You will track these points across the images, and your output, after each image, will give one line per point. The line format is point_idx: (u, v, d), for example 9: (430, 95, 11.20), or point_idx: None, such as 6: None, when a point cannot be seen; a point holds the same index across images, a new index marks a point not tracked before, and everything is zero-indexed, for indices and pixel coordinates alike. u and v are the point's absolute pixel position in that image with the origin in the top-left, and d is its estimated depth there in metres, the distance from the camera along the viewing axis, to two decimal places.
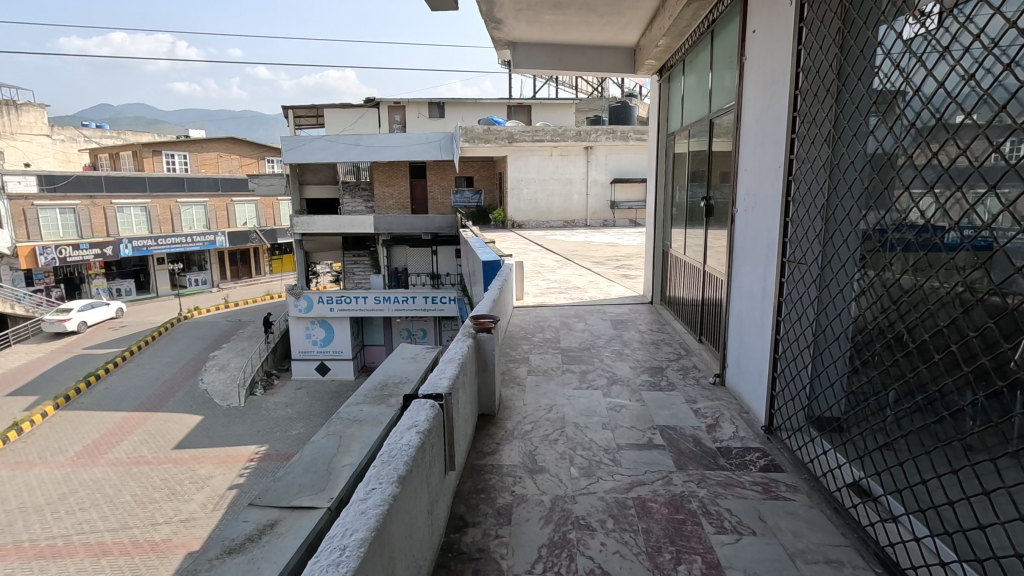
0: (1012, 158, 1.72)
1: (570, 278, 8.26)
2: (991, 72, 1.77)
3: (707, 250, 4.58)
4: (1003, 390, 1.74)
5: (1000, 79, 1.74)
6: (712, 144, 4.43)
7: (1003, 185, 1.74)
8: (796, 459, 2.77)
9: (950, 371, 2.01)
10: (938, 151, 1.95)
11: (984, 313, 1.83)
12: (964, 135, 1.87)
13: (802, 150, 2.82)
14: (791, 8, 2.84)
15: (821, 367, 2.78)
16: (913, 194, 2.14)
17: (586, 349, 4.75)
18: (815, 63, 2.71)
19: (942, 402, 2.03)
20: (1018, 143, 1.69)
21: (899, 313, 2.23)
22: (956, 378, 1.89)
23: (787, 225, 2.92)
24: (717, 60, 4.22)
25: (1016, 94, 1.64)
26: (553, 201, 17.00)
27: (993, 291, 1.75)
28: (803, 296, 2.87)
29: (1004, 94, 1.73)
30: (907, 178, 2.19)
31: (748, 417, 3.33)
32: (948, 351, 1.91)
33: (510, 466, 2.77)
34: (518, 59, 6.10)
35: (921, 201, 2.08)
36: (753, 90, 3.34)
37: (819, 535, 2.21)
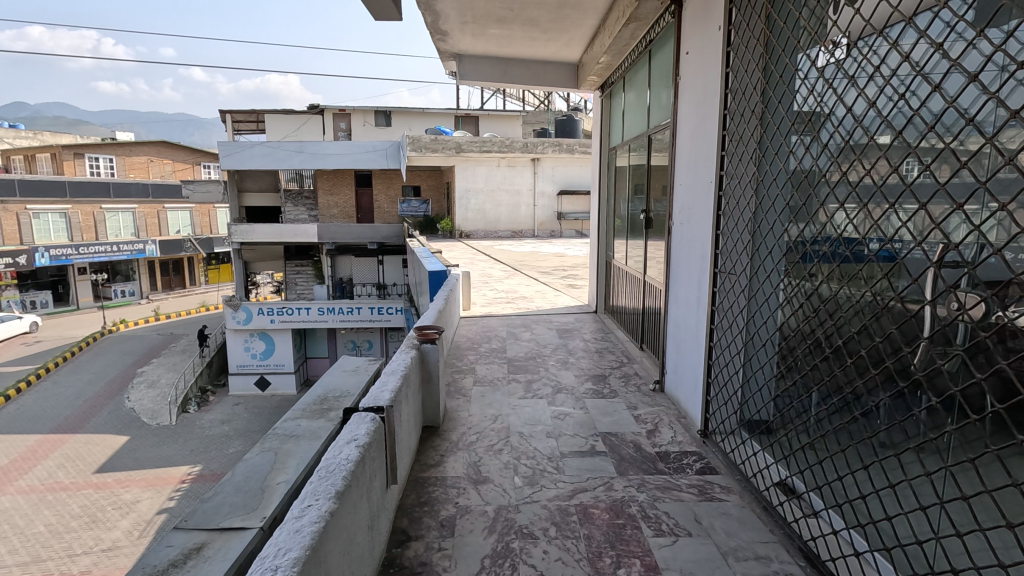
0: (909, 177, 1.90)
1: (518, 288, 8.35)
2: (890, 100, 1.96)
3: (647, 260, 4.74)
4: (905, 389, 1.90)
5: (898, 106, 1.92)
6: (651, 158, 4.61)
7: (905, 201, 1.91)
8: (729, 461, 2.90)
9: (862, 373, 2.18)
10: (849, 171, 2.12)
11: (890, 319, 2.00)
12: (869, 155, 2.05)
13: (731, 166, 2.98)
14: (719, 32, 3.02)
15: (750, 372, 2.94)
16: (828, 209, 2.32)
17: (531, 358, 4.81)
18: (740, 85, 2.89)
19: (856, 402, 2.19)
20: (916, 164, 1.87)
21: (818, 320, 2.40)
22: (866, 380, 2.05)
23: (718, 237, 3.07)
24: (654, 78, 4.40)
25: (910, 120, 1.82)
26: (501, 211, 17.19)
27: (896, 299, 1.92)
28: (733, 304, 3.02)
29: (901, 120, 1.92)
30: (822, 194, 2.37)
31: (685, 422, 3.46)
32: (860, 354, 2.07)
33: (454, 478, 2.76)
34: (464, 71, 6.15)
35: (834, 216, 2.26)
36: (687, 108, 3.51)
37: (749, 533, 2.31)
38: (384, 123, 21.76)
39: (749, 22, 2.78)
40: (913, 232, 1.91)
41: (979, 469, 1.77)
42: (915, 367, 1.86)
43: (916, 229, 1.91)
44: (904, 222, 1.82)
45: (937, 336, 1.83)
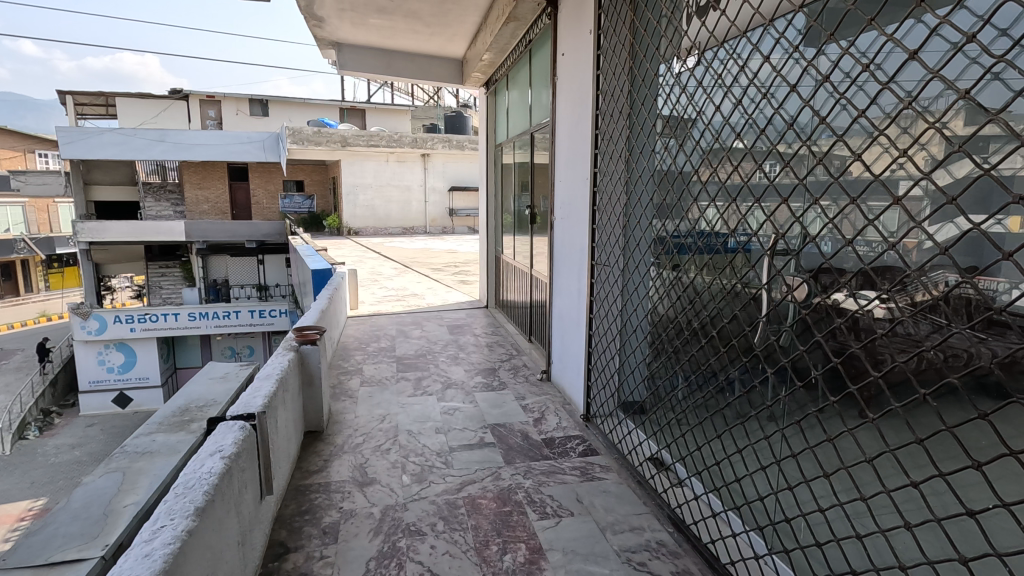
0: (754, 177, 2.13)
1: (409, 285, 8.23)
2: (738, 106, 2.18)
3: (533, 254, 4.89)
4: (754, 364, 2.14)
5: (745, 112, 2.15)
6: (534, 156, 4.75)
7: (749, 196, 2.16)
8: (608, 441, 3.08)
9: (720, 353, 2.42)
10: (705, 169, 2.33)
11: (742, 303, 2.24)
12: (723, 155, 2.27)
13: (604, 164, 3.14)
14: (590, 36, 3.17)
15: (626, 357, 3.14)
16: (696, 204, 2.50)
17: (422, 355, 4.76)
18: (609, 87, 3.06)
19: (715, 379, 2.42)
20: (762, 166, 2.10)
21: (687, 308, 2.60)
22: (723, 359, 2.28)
23: (595, 232, 3.23)
24: (535, 78, 4.54)
25: (755, 125, 2.04)
26: (391, 208, 17.03)
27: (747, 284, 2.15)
28: (609, 294, 3.20)
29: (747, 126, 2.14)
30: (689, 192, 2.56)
31: (569, 408, 3.62)
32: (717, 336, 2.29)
33: (338, 483, 2.65)
34: (344, 61, 5.89)
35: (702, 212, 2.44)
36: (565, 108, 3.65)
37: (625, 507, 2.47)
38: (260, 113, 20.28)
39: (616, 28, 2.95)
40: (757, 225, 2.15)
41: (807, 431, 2.05)
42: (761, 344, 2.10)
43: (759, 222, 2.16)
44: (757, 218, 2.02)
45: (775, 316, 2.09)
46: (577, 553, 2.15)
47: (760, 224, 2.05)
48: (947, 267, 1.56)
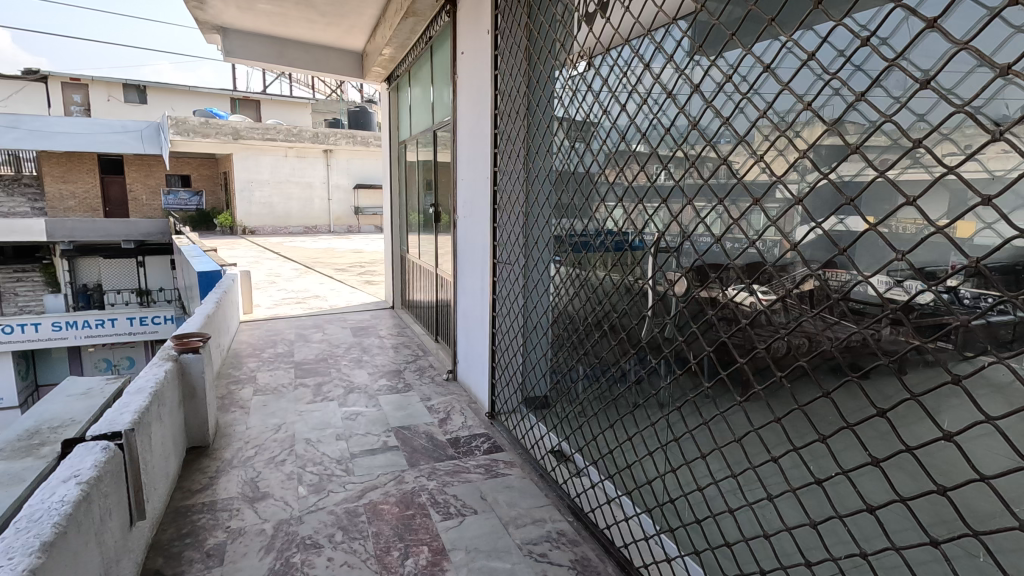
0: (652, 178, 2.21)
1: (310, 286, 7.85)
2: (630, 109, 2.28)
3: (437, 253, 4.86)
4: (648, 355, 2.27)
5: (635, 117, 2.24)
6: (437, 154, 4.70)
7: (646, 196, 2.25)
8: (512, 437, 3.13)
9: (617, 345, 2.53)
10: (602, 171, 2.42)
11: (637, 298, 2.36)
12: (619, 156, 2.37)
13: (504, 162, 3.16)
14: (488, 36, 3.20)
15: (530, 352, 3.19)
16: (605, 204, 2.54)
17: (322, 359, 4.56)
18: (507, 88, 3.10)
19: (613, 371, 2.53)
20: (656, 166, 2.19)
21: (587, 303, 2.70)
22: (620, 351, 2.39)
23: (496, 230, 3.25)
24: (436, 75, 4.50)
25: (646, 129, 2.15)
26: (291, 205, 16.20)
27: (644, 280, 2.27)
28: (511, 292, 3.24)
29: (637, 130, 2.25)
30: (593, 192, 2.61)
31: (475, 407, 3.63)
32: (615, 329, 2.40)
33: (226, 500, 2.47)
34: (231, 47, 5.47)
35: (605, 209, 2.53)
36: (465, 106, 3.65)
37: (528, 500, 2.51)
38: (137, 100, 18.34)
39: (512, 29, 3.00)
40: (658, 226, 2.26)
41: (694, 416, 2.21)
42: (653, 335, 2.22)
43: (657, 224, 2.27)
44: (649, 216, 2.13)
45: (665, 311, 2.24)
46: (480, 550, 2.15)
47: (656, 224, 2.17)
48: (815, 261, 1.73)
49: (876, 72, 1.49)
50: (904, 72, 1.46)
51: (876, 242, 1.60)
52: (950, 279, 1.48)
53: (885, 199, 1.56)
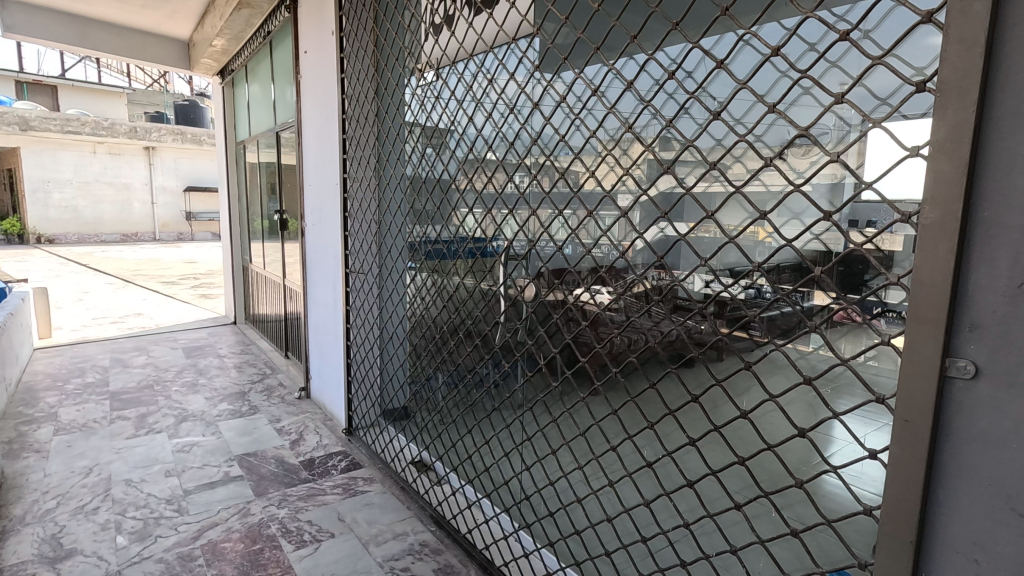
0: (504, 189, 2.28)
1: (129, 303, 6.83)
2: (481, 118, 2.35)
3: (284, 263, 4.53)
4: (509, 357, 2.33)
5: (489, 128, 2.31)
6: (281, 157, 4.39)
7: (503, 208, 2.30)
8: (371, 452, 3.02)
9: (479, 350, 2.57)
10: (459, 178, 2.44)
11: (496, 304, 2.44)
12: (474, 166, 2.41)
13: (354, 169, 3.05)
14: (332, 38, 3.08)
15: (388, 363, 3.11)
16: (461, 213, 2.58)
17: (146, 386, 3.99)
18: (355, 92, 3.00)
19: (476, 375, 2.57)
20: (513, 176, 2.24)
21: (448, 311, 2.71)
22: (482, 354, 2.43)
23: (347, 238, 3.12)
24: (277, 74, 4.21)
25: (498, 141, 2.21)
26: (103, 209, 13.97)
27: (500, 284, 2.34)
28: (364, 302, 3.12)
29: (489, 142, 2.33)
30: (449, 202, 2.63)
31: (331, 424, 3.45)
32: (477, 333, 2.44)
33: (16, 566, 2.05)
34: (11, 22, 4.56)
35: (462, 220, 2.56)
36: (310, 108, 3.46)
37: (389, 515, 2.45)
38: None
39: (357, 33, 2.92)
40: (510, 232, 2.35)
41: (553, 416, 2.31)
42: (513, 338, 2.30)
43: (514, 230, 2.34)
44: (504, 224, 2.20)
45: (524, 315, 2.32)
46: None
47: (513, 231, 2.24)
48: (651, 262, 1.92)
49: (680, 101, 1.70)
50: (702, 104, 1.70)
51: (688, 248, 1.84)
52: (748, 278, 1.74)
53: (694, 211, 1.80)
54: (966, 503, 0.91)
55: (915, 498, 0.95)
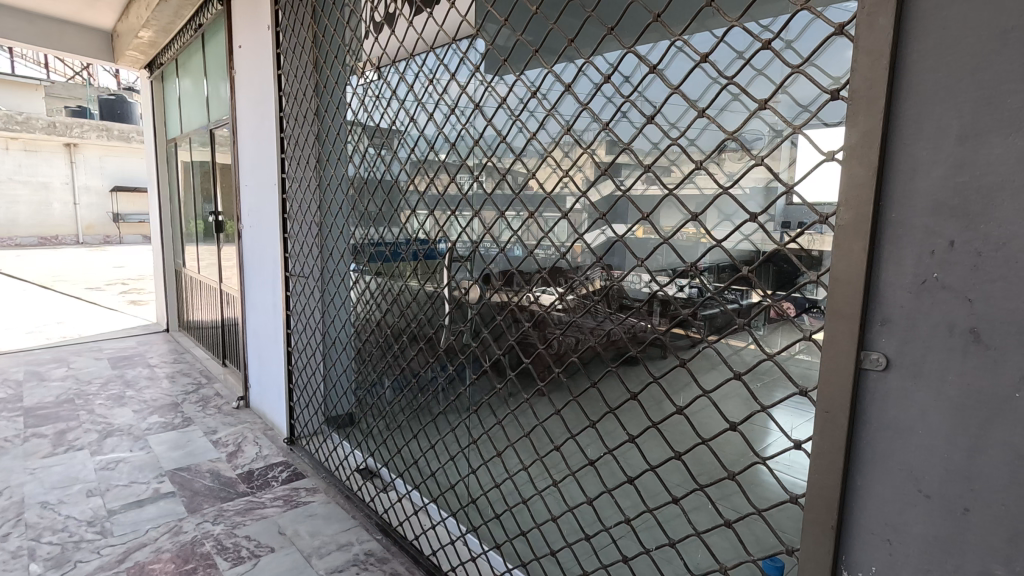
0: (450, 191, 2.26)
1: (47, 312, 6.34)
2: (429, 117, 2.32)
3: (220, 267, 4.32)
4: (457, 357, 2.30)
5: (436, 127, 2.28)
6: (215, 156, 4.19)
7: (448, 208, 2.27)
8: (314, 461, 2.93)
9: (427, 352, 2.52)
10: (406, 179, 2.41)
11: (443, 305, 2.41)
12: (422, 166, 2.37)
13: (293, 169, 2.94)
14: (268, 33, 2.96)
15: (332, 369, 3.02)
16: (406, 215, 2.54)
17: (66, 401, 3.72)
18: (293, 90, 2.90)
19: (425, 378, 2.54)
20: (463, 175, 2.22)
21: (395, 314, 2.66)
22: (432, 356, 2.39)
23: (287, 241, 3.01)
24: (210, 69, 4.02)
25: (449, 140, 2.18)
26: (17, 210, 12.93)
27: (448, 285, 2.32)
28: (306, 306, 3.02)
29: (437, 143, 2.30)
30: (392, 203, 2.58)
31: (271, 434, 3.31)
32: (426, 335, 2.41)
33: None
34: None
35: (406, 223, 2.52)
36: (246, 105, 3.31)
37: (333, 526, 2.38)
38: None
39: (295, 28, 2.82)
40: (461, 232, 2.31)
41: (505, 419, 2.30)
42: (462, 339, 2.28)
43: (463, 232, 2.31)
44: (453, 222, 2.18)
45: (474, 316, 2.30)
46: None
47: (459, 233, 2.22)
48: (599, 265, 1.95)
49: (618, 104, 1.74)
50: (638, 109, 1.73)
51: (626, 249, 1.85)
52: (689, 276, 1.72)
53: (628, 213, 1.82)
54: (880, 487, 0.96)
55: (834, 484, 1.00)
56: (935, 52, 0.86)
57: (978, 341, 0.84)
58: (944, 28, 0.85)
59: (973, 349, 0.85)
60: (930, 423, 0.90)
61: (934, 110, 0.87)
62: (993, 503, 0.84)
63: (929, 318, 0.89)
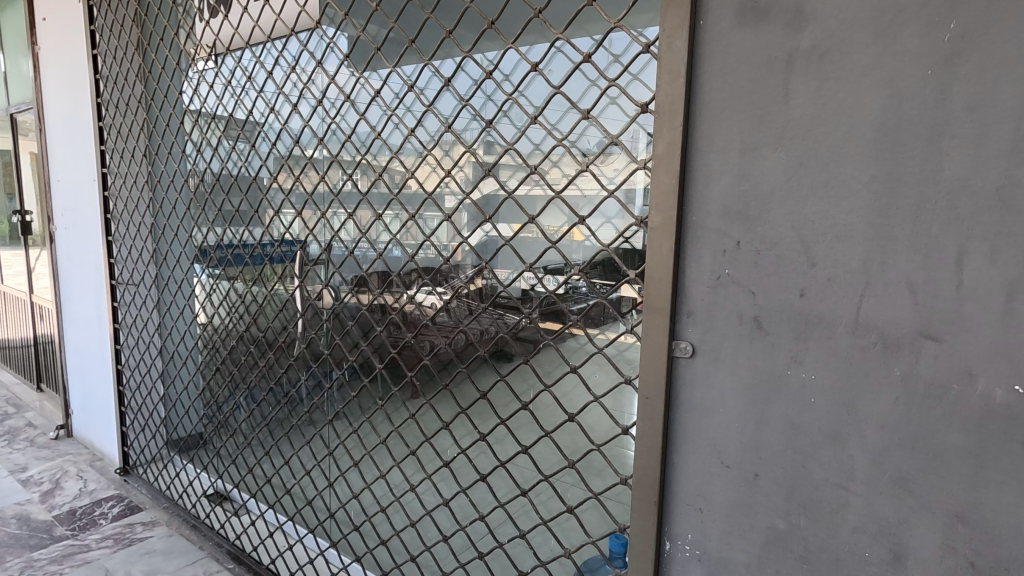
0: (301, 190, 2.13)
1: None
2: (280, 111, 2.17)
3: (30, 275, 3.70)
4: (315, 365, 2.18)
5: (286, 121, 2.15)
6: (18, 145, 3.57)
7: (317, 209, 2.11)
8: (154, 491, 2.63)
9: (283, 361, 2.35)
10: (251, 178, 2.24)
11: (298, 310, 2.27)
12: (269, 163, 2.21)
13: (116, 163, 2.60)
14: (79, 5, 2.58)
15: (172, 387, 2.71)
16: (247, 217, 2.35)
17: None
18: (114, 73, 2.55)
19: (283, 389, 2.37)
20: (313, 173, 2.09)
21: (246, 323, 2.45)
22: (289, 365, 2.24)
23: (111, 244, 2.64)
24: (7, 42, 3.41)
25: (297, 136, 2.06)
26: None
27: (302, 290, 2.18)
28: (138, 318, 2.68)
29: (286, 139, 2.16)
30: (236, 203, 2.38)
31: (100, 465, 2.91)
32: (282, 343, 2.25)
33: None
34: None
35: (253, 225, 2.34)
36: (54, 88, 2.86)
37: (175, 561, 2.14)
38: None
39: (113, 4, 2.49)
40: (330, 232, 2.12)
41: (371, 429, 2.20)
42: (321, 345, 2.17)
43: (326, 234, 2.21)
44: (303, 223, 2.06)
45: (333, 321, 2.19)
46: None
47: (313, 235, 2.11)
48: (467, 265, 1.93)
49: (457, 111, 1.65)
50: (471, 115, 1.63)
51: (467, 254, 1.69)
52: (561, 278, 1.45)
53: (475, 217, 1.66)
54: (691, 462, 1.07)
55: (655, 464, 1.09)
56: (721, 74, 0.98)
57: (760, 329, 0.97)
58: (727, 53, 0.97)
59: (756, 335, 0.98)
60: (728, 402, 1.02)
61: (722, 124, 0.98)
62: (776, 467, 0.98)
63: (723, 309, 1.00)
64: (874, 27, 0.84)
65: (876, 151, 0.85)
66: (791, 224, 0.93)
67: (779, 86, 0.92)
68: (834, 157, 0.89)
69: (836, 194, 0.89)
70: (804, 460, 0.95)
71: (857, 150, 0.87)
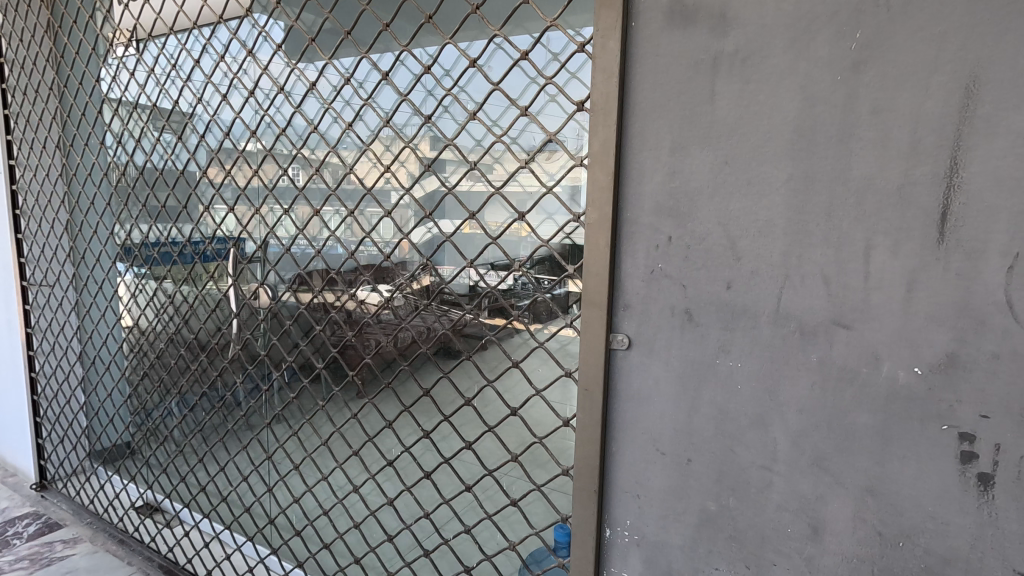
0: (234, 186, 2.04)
1: None
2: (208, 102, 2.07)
3: None
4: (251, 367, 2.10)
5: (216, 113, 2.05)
6: None
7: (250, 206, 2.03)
8: (76, 505, 2.46)
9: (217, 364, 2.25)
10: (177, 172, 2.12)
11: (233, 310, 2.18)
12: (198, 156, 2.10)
13: (25, 155, 2.40)
14: None
15: (94, 395, 2.54)
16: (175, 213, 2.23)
17: None
18: (20, 57, 2.36)
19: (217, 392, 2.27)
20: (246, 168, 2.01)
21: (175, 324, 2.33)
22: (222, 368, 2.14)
23: (21, 243, 2.45)
24: None
25: (228, 128, 1.97)
26: None
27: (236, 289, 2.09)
28: (54, 322, 2.50)
29: (217, 132, 2.06)
30: (162, 198, 2.25)
31: (13, 482, 2.69)
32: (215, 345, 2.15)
33: None
34: None
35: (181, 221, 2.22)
36: None
37: None
38: None
39: None
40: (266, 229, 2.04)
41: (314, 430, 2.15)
42: (257, 346, 2.09)
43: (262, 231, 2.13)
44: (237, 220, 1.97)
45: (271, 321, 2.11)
46: None
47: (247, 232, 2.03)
48: None
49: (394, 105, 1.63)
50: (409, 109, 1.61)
51: (412, 251, 1.66)
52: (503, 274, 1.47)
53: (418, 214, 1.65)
54: (628, 451, 1.11)
55: (594, 454, 1.12)
56: (652, 74, 1.01)
57: (691, 320, 1.01)
58: (657, 54, 1.00)
59: (687, 326, 1.02)
60: (662, 391, 1.06)
61: (653, 124, 1.01)
62: (707, 452, 1.03)
63: (657, 302, 1.04)
64: (790, 33, 0.89)
65: (792, 150, 0.90)
66: (717, 219, 0.97)
67: (705, 88, 0.96)
68: (756, 156, 0.94)
69: (758, 192, 0.94)
70: (731, 444, 1.01)
71: (776, 149, 0.92)
